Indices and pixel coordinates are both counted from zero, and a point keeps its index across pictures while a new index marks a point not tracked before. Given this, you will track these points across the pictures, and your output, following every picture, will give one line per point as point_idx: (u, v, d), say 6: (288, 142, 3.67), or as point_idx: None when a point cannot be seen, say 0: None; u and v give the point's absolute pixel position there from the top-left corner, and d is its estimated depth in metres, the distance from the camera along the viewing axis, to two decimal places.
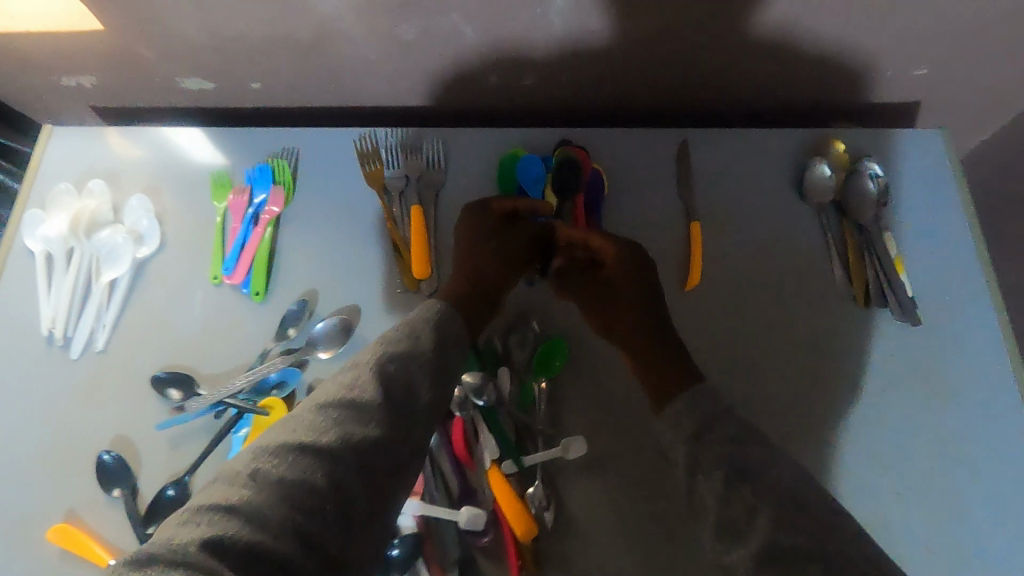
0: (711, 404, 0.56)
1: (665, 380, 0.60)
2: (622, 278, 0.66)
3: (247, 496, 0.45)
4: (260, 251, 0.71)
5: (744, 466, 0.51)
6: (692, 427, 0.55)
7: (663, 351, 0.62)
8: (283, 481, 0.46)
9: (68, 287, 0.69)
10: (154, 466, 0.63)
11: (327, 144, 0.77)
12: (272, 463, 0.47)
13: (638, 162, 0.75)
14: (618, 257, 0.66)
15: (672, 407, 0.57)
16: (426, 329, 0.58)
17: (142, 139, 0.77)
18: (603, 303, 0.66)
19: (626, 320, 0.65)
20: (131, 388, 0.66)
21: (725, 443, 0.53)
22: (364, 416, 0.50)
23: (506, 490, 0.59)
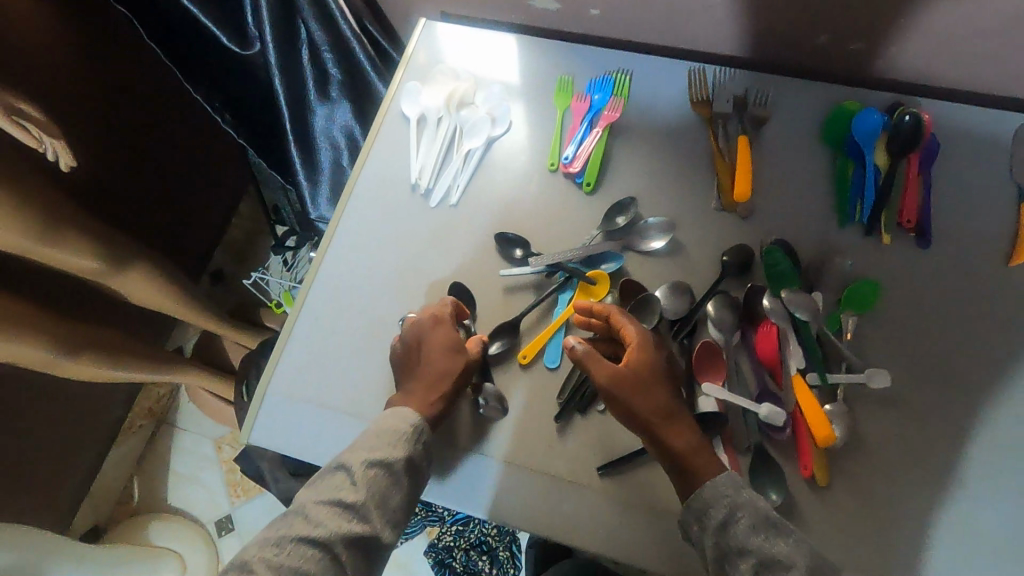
0: (745, 496, 0.58)
1: (696, 469, 0.60)
2: (656, 370, 0.63)
3: (287, 547, 0.54)
4: (596, 150, 0.80)
5: (772, 554, 0.54)
6: (716, 519, 0.57)
7: (693, 433, 0.61)
8: (323, 535, 0.55)
9: (436, 148, 0.82)
10: (491, 305, 0.75)
11: (662, 69, 0.84)
12: (327, 514, 0.56)
13: (980, 134, 0.74)
14: (642, 341, 0.64)
15: (702, 495, 0.58)
16: (423, 422, 0.64)
17: (502, 43, 0.89)
18: (628, 394, 0.62)
19: (666, 420, 0.62)
20: (475, 240, 0.79)
21: (748, 531, 0.56)
22: (397, 477, 0.60)
23: (810, 397, 0.64)
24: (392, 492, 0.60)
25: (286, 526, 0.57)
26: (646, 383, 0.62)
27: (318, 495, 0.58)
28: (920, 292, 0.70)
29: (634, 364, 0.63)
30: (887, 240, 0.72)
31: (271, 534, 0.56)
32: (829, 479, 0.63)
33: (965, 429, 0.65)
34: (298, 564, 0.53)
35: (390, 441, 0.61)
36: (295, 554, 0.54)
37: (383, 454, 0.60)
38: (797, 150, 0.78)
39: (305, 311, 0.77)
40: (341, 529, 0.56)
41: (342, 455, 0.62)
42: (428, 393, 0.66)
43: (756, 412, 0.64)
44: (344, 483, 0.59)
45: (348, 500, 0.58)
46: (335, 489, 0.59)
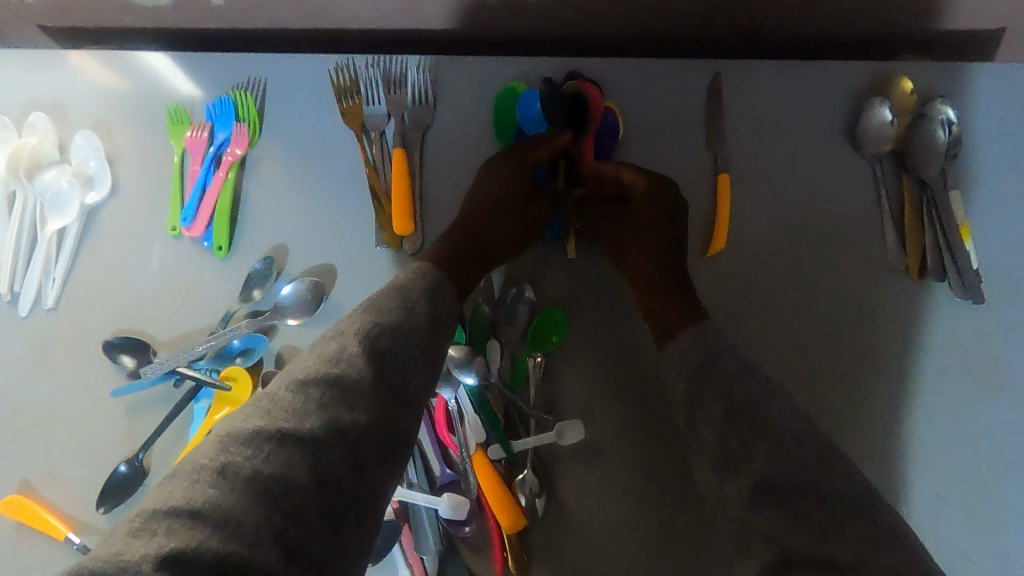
0: (721, 346, 0.48)
1: (666, 320, 0.52)
2: (654, 212, 0.56)
3: (263, 448, 0.39)
4: (222, 201, 0.62)
5: (750, 403, 0.44)
6: (696, 362, 0.47)
7: (675, 292, 0.54)
8: (304, 431, 0.40)
9: (12, 238, 0.62)
10: (112, 435, 0.58)
11: (298, 75, 0.66)
12: (288, 408, 0.41)
13: (658, 104, 0.63)
14: (653, 191, 0.56)
15: (676, 341, 0.50)
16: (409, 283, 0.49)
17: (87, 70, 0.66)
18: (624, 235, 0.58)
19: (649, 264, 0.56)
20: (84, 351, 0.60)
21: (720, 407, 0.45)
22: (415, 342, 0.46)
23: (493, 479, 0.53)
24: (409, 381, 0.45)
25: (261, 410, 0.41)
26: (642, 226, 0.57)
27: (272, 399, 0.42)
28: (617, 308, 0.59)
29: (639, 219, 0.57)
30: (573, 253, 0.60)
31: (240, 422, 0.41)
32: (528, 565, 0.54)
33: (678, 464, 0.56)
34: (270, 474, 0.39)
35: (400, 299, 0.47)
36: (266, 465, 0.39)
37: (392, 317, 0.46)
38: (467, 155, 0.63)
39: None
40: (343, 415, 0.41)
41: (289, 367, 0.45)
42: (450, 231, 0.56)
43: (436, 507, 0.53)
44: (340, 349, 0.44)
45: (340, 372, 0.43)
46: (316, 359, 0.44)
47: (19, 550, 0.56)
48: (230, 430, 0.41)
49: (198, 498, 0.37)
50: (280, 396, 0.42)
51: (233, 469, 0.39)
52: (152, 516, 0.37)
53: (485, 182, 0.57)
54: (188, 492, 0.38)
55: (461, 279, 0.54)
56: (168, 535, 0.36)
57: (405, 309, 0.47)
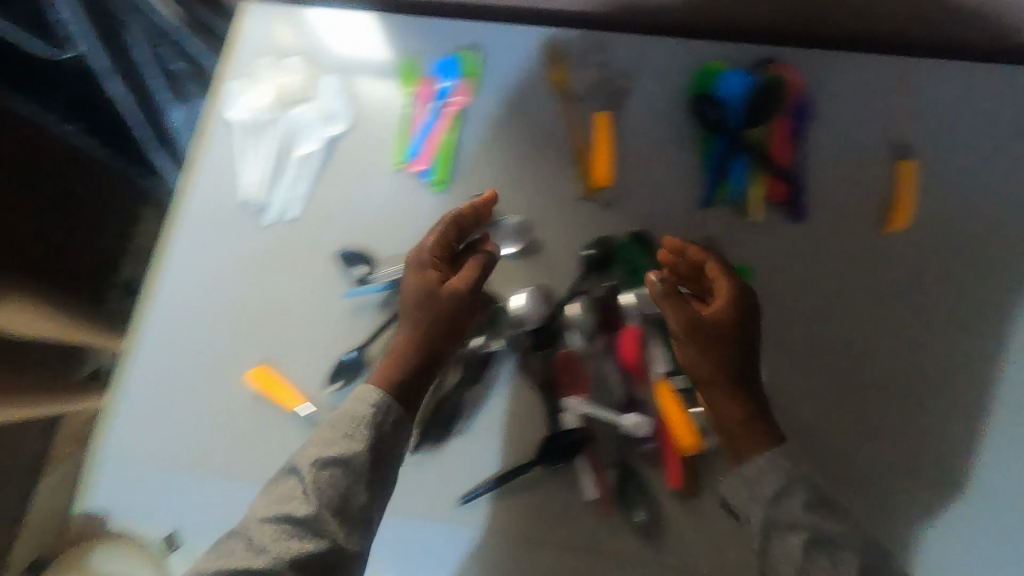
0: (802, 475, 0.53)
1: (744, 441, 0.55)
2: (731, 331, 0.57)
3: None
4: (444, 142, 0.72)
5: (827, 533, 0.50)
6: (770, 489, 0.52)
7: (750, 406, 0.56)
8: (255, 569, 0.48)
9: (267, 157, 0.73)
10: (338, 331, 0.68)
11: (513, 40, 0.74)
12: (250, 547, 0.49)
13: (849, 88, 0.67)
14: (732, 299, 0.57)
15: (756, 464, 0.54)
16: (392, 398, 0.56)
17: (331, 23, 0.77)
18: (699, 343, 0.57)
19: (731, 380, 0.56)
20: (318, 258, 0.71)
21: (803, 508, 0.51)
22: (358, 476, 0.52)
23: (675, 404, 0.59)
24: (356, 485, 0.52)
25: (275, 530, 0.49)
26: (716, 342, 0.56)
27: (291, 485, 0.52)
28: (795, 270, 0.64)
29: (723, 335, 0.57)
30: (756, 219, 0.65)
31: (261, 511, 0.51)
32: (699, 488, 0.59)
33: (844, 418, 0.60)
34: (293, 545, 0.49)
35: (346, 432, 0.53)
36: (288, 538, 0.49)
37: (334, 450, 0.52)
38: (660, 119, 0.69)
39: (137, 357, 0.69)
40: (292, 550, 0.48)
41: (297, 453, 0.54)
42: (410, 340, 0.59)
43: (620, 424, 0.60)
44: (350, 427, 0.53)
45: (343, 453, 0.52)
46: (322, 445, 0.53)
47: (256, 414, 0.67)
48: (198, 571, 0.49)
49: (266, 559, 0.48)
50: (281, 484, 0.53)
51: (270, 543, 0.49)
52: (247, 551, 0.49)
53: (421, 301, 0.60)
54: (261, 547, 0.49)
55: (405, 386, 0.57)
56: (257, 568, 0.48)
57: (346, 438, 0.53)
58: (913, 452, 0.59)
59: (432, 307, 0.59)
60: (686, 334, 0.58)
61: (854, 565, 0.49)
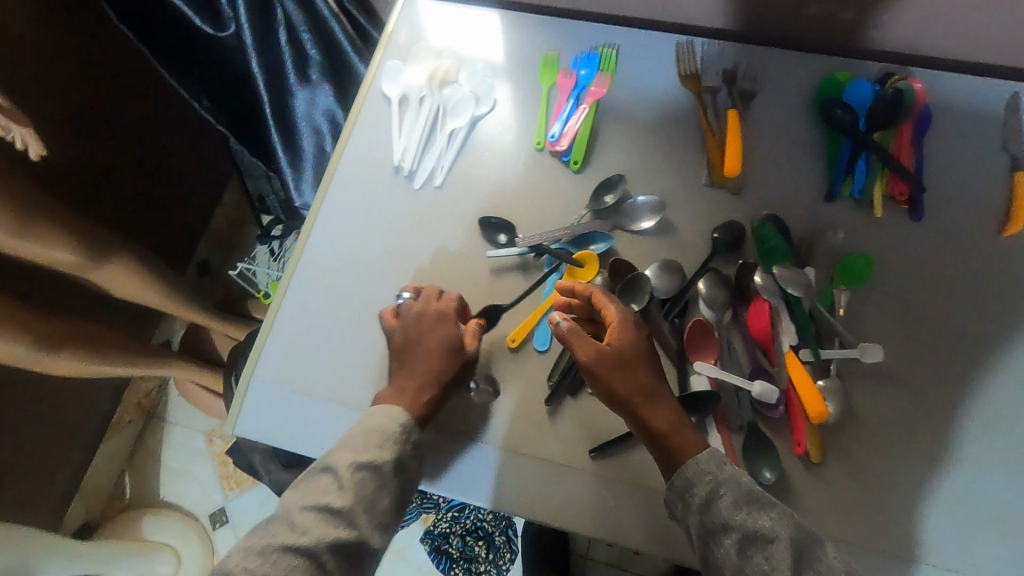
0: (728, 471, 0.56)
1: (680, 451, 0.58)
2: (633, 351, 0.61)
3: (276, 558, 0.49)
4: (583, 127, 0.78)
5: (757, 529, 0.52)
6: (700, 495, 0.55)
7: (677, 415, 0.59)
8: (301, 546, 0.50)
9: (419, 129, 0.80)
10: (478, 288, 0.73)
11: (648, 44, 0.82)
12: (292, 529, 0.51)
13: (965, 103, 0.73)
14: (619, 323, 0.62)
15: (693, 468, 0.56)
16: (412, 422, 0.60)
17: (481, 20, 0.86)
18: (610, 371, 0.60)
19: (645, 402, 0.59)
20: (460, 222, 0.77)
21: (730, 507, 0.53)
22: (386, 480, 0.57)
23: (804, 375, 0.63)
24: (367, 488, 0.55)
25: (315, 500, 0.53)
26: (629, 365, 0.60)
27: (325, 478, 0.55)
28: (912, 262, 0.69)
29: (632, 362, 0.61)
30: (878, 214, 0.71)
31: (309, 489, 0.55)
32: (823, 455, 0.63)
33: (959, 400, 0.64)
34: (327, 532, 0.52)
35: (379, 442, 0.57)
36: (325, 524, 0.52)
37: (368, 455, 0.56)
38: (785, 122, 0.76)
39: (289, 300, 0.75)
40: (334, 536, 0.52)
41: (330, 455, 0.57)
42: (427, 378, 0.63)
43: (750, 390, 0.63)
44: (382, 440, 0.58)
45: (374, 458, 0.56)
46: (356, 452, 0.56)
47: None
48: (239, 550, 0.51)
49: (307, 539, 0.51)
50: (316, 479, 0.56)
51: (312, 533, 0.51)
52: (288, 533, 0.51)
53: (449, 350, 0.65)
54: (306, 530, 0.51)
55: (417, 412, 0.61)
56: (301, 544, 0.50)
57: (379, 448, 0.57)
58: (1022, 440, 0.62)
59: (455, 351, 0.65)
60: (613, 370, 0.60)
61: (787, 560, 0.50)
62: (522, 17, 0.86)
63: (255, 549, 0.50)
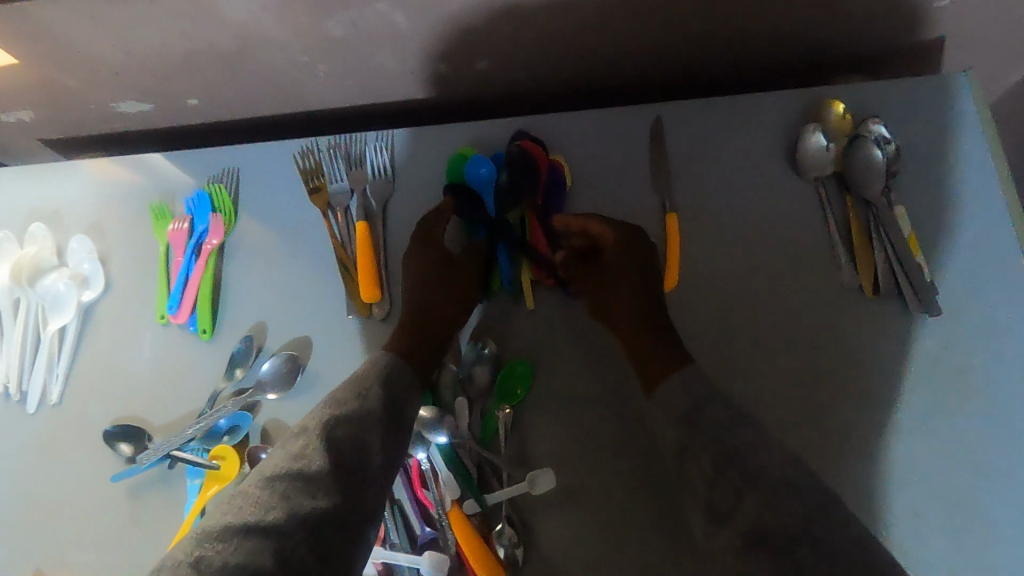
0: (713, 393, 0.50)
1: (653, 369, 0.54)
2: (627, 273, 0.58)
3: (230, 542, 0.43)
4: (204, 286, 0.67)
5: (737, 447, 0.46)
6: (682, 408, 0.50)
7: (659, 334, 0.55)
8: (267, 523, 0.43)
9: (18, 341, 0.67)
10: (113, 519, 0.62)
11: (269, 161, 0.72)
12: (257, 502, 0.45)
13: (603, 147, 0.66)
14: (617, 240, 0.59)
15: (662, 391, 0.52)
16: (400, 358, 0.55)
17: (81, 180, 0.74)
18: (601, 294, 0.60)
19: (624, 310, 0.58)
20: (87, 441, 0.64)
21: (712, 423, 0.48)
22: (372, 426, 0.50)
23: (468, 534, 0.54)
24: (323, 487, 0.46)
25: (234, 506, 0.45)
26: (612, 281, 0.59)
27: (289, 451, 0.48)
28: (580, 347, 0.61)
29: (612, 269, 0.59)
30: (530, 304, 0.62)
31: (271, 465, 0.48)
32: None
33: (656, 496, 0.56)
34: (266, 516, 0.44)
35: (357, 392, 0.51)
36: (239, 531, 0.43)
37: (347, 409, 0.50)
38: (426, 216, 0.67)
39: None
40: (304, 507, 0.45)
41: (307, 418, 0.51)
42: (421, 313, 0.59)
43: (420, 564, 0.54)
44: (363, 389, 0.52)
45: (354, 411, 0.50)
46: (332, 407, 0.50)
47: None
48: (200, 527, 0.45)
49: (265, 516, 0.44)
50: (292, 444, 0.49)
51: (231, 537, 0.43)
52: (255, 508, 0.44)
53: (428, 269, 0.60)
54: (214, 525, 0.44)
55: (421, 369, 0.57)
56: (224, 560, 0.42)
57: (359, 399, 0.51)
58: None
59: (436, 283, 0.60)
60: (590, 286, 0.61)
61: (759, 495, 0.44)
62: (127, 163, 0.74)
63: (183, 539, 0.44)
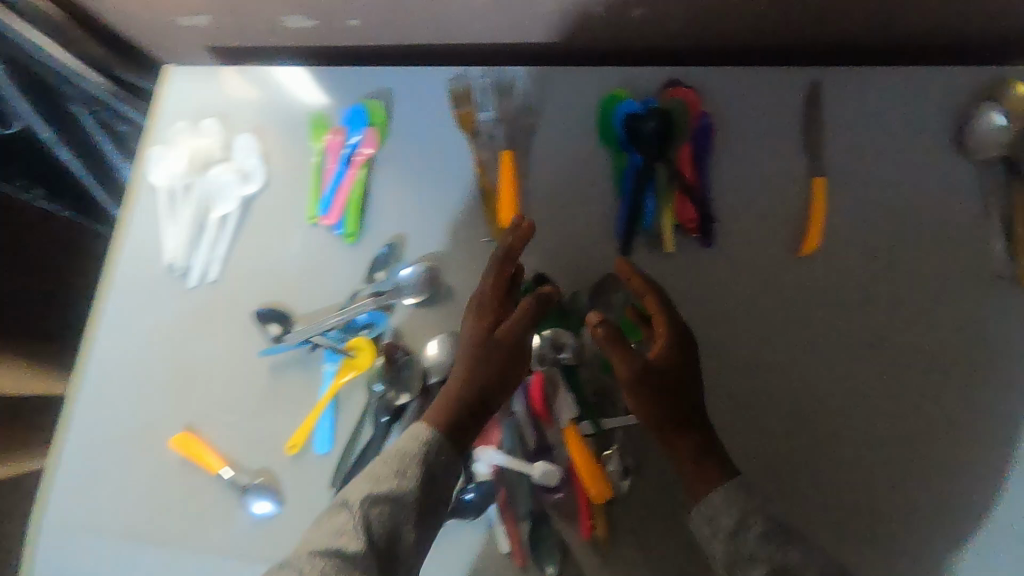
0: (755, 503, 0.49)
1: (691, 481, 0.51)
2: (677, 378, 0.54)
3: (373, 506, 0.48)
4: (354, 194, 0.72)
5: (788, 564, 0.44)
6: (727, 526, 0.48)
7: (700, 445, 0.52)
8: (401, 493, 0.48)
9: (187, 220, 0.74)
10: (256, 390, 0.69)
11: (420, 85, 0.75)
12: (389, 476, 0.49)
13: (755, 104, 0.65)
14: (669, 328, 0.55)
15: (710, 501, 0.49)
16: (444, 436, 0.52)
17: (248, 83, 0.79)
18: (640, 390, 0.53)
19: (667, 414, 0.53)
20: (238, 319, 0.71)
21: (761, 540, 0.46)
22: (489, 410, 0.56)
23: (582, 450, 0.58)
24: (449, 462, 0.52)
25: (370, 478, 0.50)
26: (670, 384, 0.53)
27: (403, 450, 0.51)
28: (704, 297, 0.63)
29: (665, 367, 0.54)
30: (670, 248, 0.64)
31: (401, 446, 0.51)
32: (613, 536, 0.58)
33: (758, 443, 0.59)
34: (395, 489, 0.49)
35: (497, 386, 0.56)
36: (380, 497, 0.48)
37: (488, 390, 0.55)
38: (568, 154, 0.69)
39: (73, 429, 0.71)
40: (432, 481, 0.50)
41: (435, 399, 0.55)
42: (464, 386, 0.55)
43: (530, 474, 0.58)
44: (501, 375, 0.56)
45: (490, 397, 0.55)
46: (469, 387, 0.55)
47: (181, 480, 0.67)
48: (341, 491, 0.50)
49: (399, 488, 0.49)
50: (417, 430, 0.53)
51: (365, 514, 0.47)
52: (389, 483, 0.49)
53: (480, 339, 0.56)
54: (359, 492, 0.49)
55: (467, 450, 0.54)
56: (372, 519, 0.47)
57: (491, 389, 0.55)
58: (823, 475, 0.59)
59: (487, 359, 0.55)
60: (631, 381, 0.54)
61: None
62: (278, 73, 0.78)
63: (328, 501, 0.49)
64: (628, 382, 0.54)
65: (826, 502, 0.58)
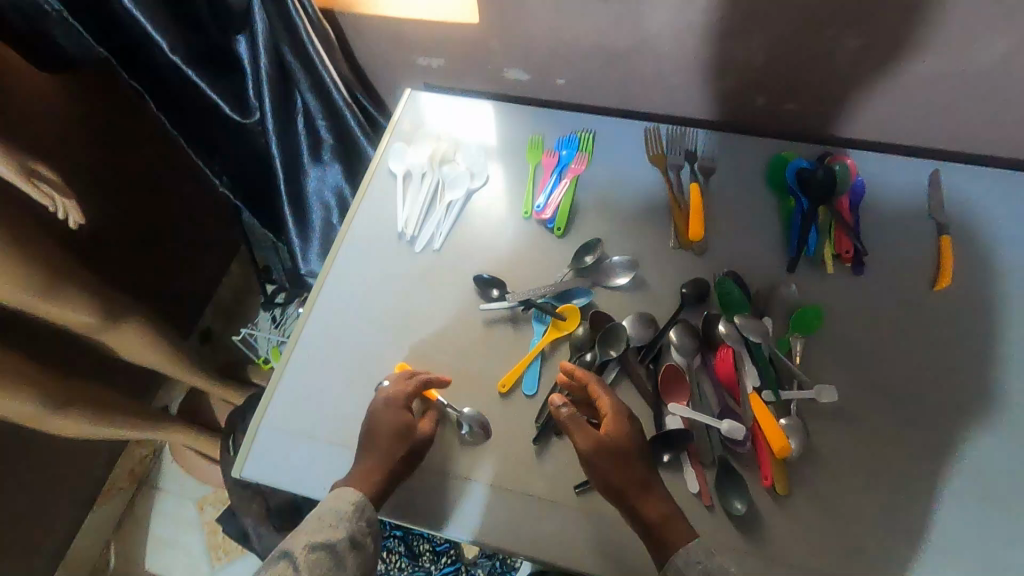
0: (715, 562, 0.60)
1: (663, 540, 0.62)
2: (630, 447, 0.66)
3: (314, 554, 0.60)
4: (564, 200, 0.89)
5: None
6: None
7: (666, 504, 0.64)
8: (329, 545, 0.61)
9: (421, 200, 0.91)
10: (471, 337, 0.81)
11: (621, 130, 0.95)
12: (330, 527, 0.63)
13: (892, 179, 0.86)
14: (616, 415, 0.68)
15: (677, 560, 0.60)
16: (365, 502, 0.65)
17: (475, 111, 1.00)
18: (607, 463, 0.65)
19: (640, 490, 0.64)
20: (457, 281, 0.85)
21: None
22: (399, 466, 0.69)
23: (766, 412, 0.70)
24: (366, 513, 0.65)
25: (318, 524, 0.63)
26: (628, 457, 0.65)
27: (337, 509, 0.64)
28: (857, 312, 0.78)
29: (623, 448, 0.66)
30: (829, 270, 0.81)
31: (338, 502, 0.65)
32: (789, 490, 0.68)
33: (910, 433, 0.71)
34: (324, 533, 0.62)
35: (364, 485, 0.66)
36: (318, 534, 0.62)
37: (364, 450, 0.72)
38: (741, 195, 0.88)
39: (299, 351, 0.82)
40: (347, 522, 0.64)
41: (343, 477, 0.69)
42: (377, 465, 0.68)
43: (718, 428, 0.69)
44: (413, 459, 0.71)
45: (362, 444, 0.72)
46: (378, 468, 0.68)
47: None
48: (303, 530, 0.63)
49: (333, 535, 0.62)
50: (344, 491, 0.66)
51: (307, 563, 0.60)
52: (313, 526, 0.63)
53: (397, 427, 0.70)
54: (315, 533, 0.62)
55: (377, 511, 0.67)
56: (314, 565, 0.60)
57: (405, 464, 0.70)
58: (971, 467, 0.69)
59: (405, 442, 0.70)
60: (602, 461, 0.65)
61: None
62: (481, 108, 0.99)
63: (305, 534, 0.62)
64: (600, 464, 0.65)
65: (976, 490, 0.68)
